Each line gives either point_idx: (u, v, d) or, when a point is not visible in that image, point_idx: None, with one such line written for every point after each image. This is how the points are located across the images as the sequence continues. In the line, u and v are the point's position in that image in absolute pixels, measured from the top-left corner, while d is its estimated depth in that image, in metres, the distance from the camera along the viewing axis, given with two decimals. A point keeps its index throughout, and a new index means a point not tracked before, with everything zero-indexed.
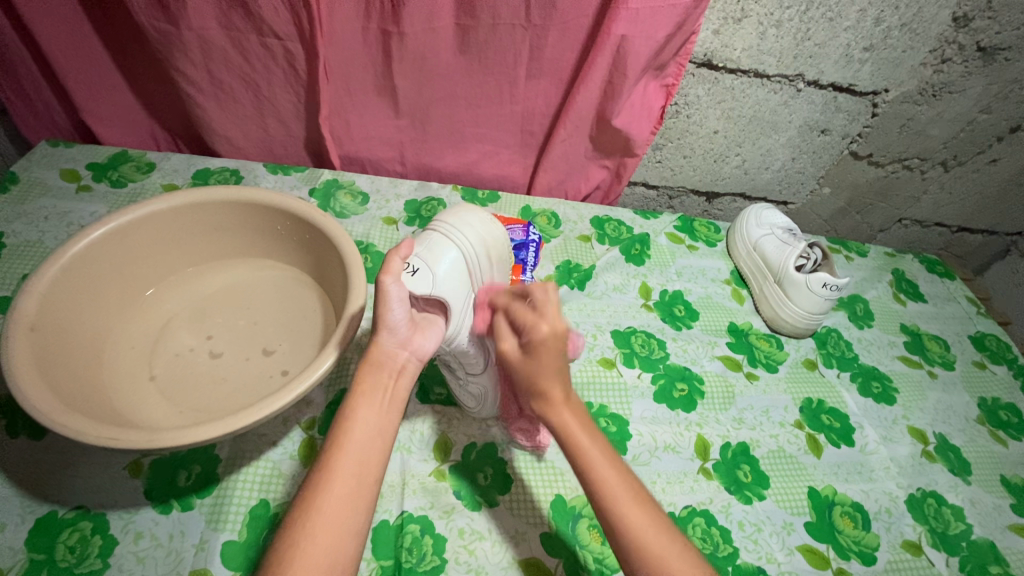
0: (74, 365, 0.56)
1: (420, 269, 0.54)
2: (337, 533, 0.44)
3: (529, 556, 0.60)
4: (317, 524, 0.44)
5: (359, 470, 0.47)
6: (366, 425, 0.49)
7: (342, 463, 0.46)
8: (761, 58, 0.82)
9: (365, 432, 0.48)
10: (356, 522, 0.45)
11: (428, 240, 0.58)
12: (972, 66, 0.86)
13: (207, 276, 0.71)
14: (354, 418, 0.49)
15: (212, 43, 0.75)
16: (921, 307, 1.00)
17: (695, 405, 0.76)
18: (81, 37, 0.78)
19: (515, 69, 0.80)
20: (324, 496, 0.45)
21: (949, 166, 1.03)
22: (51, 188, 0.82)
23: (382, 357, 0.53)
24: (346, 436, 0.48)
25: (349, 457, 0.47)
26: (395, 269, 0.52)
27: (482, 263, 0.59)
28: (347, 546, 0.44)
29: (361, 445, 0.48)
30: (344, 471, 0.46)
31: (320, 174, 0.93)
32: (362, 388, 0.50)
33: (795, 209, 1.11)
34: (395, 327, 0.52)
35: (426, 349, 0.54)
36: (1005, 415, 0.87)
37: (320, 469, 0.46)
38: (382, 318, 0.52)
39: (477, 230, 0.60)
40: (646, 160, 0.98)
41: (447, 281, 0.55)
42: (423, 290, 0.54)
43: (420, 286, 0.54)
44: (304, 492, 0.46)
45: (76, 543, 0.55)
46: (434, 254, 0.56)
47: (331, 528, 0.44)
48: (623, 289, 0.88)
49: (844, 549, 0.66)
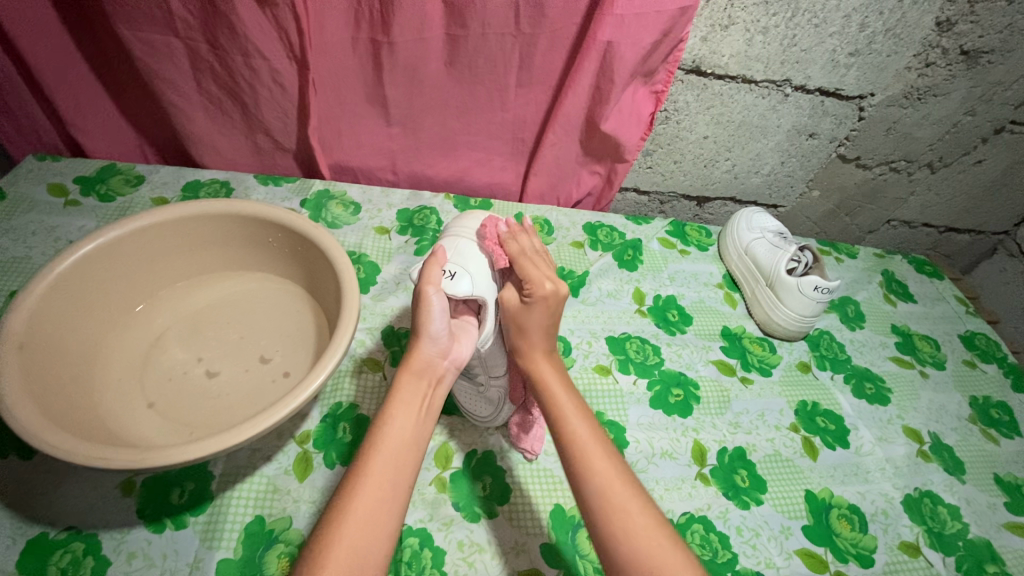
0: (65, 384, 0.56)
1: (459, 273, 0.57)
2: (367, 535, 0.43)
3: (529, 567, 0.60)
4: (349, 524, 0.43)
5: (391, 473, 0.46)
6: (401, 431, 0.49)
7: (375, 466, 0.46)
8: (748, 63, 0.83)
9: (399, 437, 0.49)
10: (387, 525, 0.44)
11: (457, 246, 0.59)
12: (955, 69, 0.88)
13: (199, 291, 0.71)
14: (391, 422, 0.49)
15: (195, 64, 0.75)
16: (912, 307, 1.01)
17: (691, 410, 0.77)
18: (64, 51, 0.77)
19: (505, 78, 0.81)
20: (358, 496, 0.45)
21: (936, 168, 1.04)
22: (38, 203, 0.82)
23: (423, 367, 0.54)
24: (381, 440, 0.48)
25: (382, 459, 0.47)
26: (435, 280, 0.55)
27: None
28: (377, 549, 0.43)
29: (392, 450, 0.48)
30: (376, 474, 0.46)
31: (312, 184, 0.92)
32: (399, 395, 0.51)
33: (785, 212, 1.12)
34: (437, 337, 0.54)
35: (463, 357, 0.56)
36: (996, 413, 0.88)
37: (354, 473, 0.46)
38: (423, 328, 0.54)
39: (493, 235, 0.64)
40: (638, 165, 0.98)
41: (481, 280, 0.58)
42: (462, 291, 0.56)
43: (461, 288, 0.56)
44: (338, 495, 0.45)
45: (68, 565, 0.54)
46: (468, 259, 0.58)
47: (361, 529, 0.43)
48: (617, 294, 0.89)
49: (842, 552, 0.67)
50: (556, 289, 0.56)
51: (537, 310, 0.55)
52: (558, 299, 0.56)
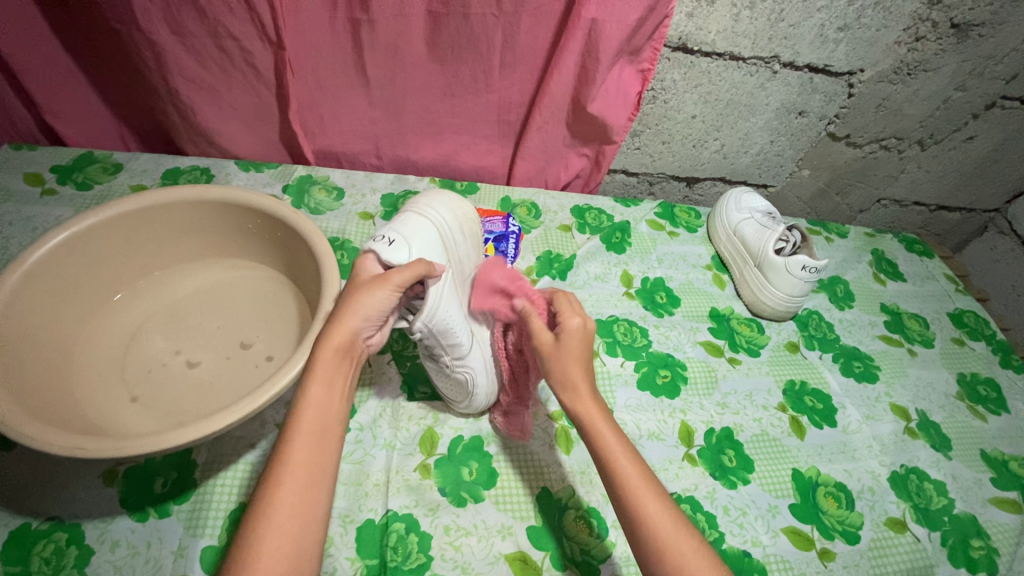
0: (41, 375, 0.55)
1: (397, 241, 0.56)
2: (295, 519, 0.43)
3: (515, 550, 0.60)
4: (275, 510, 0.43)
5: (312, 453, 0.46)
6: (317, 407, 0.47)
7: (296, 449, 0.45)
8: (735, 40, 0.81)
9: (316, 413, 0.47)
10: (315, 504, 0.44)
11: (407, 222, 0.60)
12: (945, 44, 0.86)
13: (177, 280, 0.69)
14: (305, 400, 0.47)
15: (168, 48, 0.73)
16: (901, 286, 1.01)
17: (679, 391, 0.76)
18: (35, 35, 0.75)
19: (489, 58, 0.79)
20: (282, 482, 0.44)
21: (927, 145, 1.03)
22: (14, 193, 0.80)
23: (346, 343, 0.50)
24: (298, 419, 0.46)
25: (300, 439, 0.46)
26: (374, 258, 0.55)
27: (459, 241, 0.63)
28: (308, 532, 0.43)
29: (313, 428, 0.46)
30: (296, 456, 0.45)
31: (294, 170, 0.91)
32: (314, 368, 0.49)
33: (776, 192, 1.11)
34: (369, 316, 0.51)
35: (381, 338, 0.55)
36: (983, 390, 0.88)
37: (275, 457, 0.45)
38: (359, 306, 0.50)
39: (447, 215, 0.64)
40: (626, 147, 0.97)
41: (421, 253, 0.58)
42: (400, 261, 0.55)
43: (396, 255, 0.55)
44: (262, 480, 0.45)
45: (51, 555, 0.53)
46: (413, 233, 0.58)
47: (291, 515, 0.43)
48: (604, 278, 0.88)
49: (828, 530, 0.67)
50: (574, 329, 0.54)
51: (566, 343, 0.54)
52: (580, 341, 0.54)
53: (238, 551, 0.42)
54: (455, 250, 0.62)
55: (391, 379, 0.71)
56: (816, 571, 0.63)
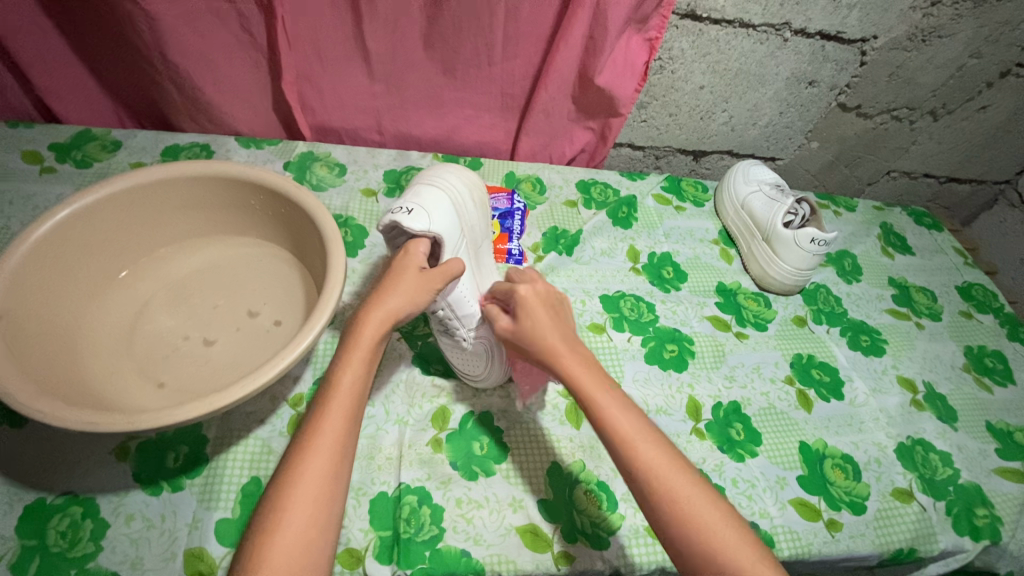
0: (51, 353, 0.55)
1: (414, 209, 0.56)
2: (321, 495, 0.44)
3: (527, 523, 0.60)
4: (302, 483, 0.43)
5: (344, 429, 0.46)
6: (354, 385, 0.48)
7: (328, 426, 0.45)
8: (745, 6, 0.79)
9: (352, 393, 0.47)
10: (339, 480, 0.45)
11: (419, 192, 0.59)
12: (962, 9, 0.84)
13: (180, 258, 0.69)
14: (343, 376, 0.47)
15: (162, 23, 0.71)
16: (910, 260, 1.00)
17: (686, 365, 0.77)
18: (25, 10, 0.72)
19: (492, 30, 0.77)
20: (312, 458, 0.44)
21: (938, 115, 1.01)
22: (13, 171, 0.79)
23: (384, 319, 0.50)
24: (335, 396, 0.47)
25: (334, 418, 0.46)
26: (420, 239, 0.55)
27: (473, 209, 0.63)
28: (329, 508, 0.44)
29: (347, 405, 0.47)
30: (329, 429, 0.45)
31: (295, 146, 0.90)
32: (355, 346, 0.49)
33: (783, 165, 1.09)
34: (405, 296, 0.51)
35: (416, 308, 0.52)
36: (990, 362, 0.88)
37: (307, 430, 0.46)
38: (386, 291, 0.52)
39: (457, 181, 0.63)
40: (632, 119, 0.95)
41: (441, 222, 0.57)
42: (420, 228, 0.55)
43: (416, 222, 0.55)
44: (293, 448, 0.45)
45: (67, 528, 0.54)
46: (425, 199, 0.58)
47: (317, 489, 0.44)
48: (611, 253, 0.87)
49: (836, 501, 0.67)
50: (534, 289, 0.54)
51: (530, 317, 0.52)
52: (542, 298, 0.54)
53: (266, 513, 0.43)
54: (469, 219, 0.62)
55: (401, 356, 0.71)
56: (823, 541, 0.64)
